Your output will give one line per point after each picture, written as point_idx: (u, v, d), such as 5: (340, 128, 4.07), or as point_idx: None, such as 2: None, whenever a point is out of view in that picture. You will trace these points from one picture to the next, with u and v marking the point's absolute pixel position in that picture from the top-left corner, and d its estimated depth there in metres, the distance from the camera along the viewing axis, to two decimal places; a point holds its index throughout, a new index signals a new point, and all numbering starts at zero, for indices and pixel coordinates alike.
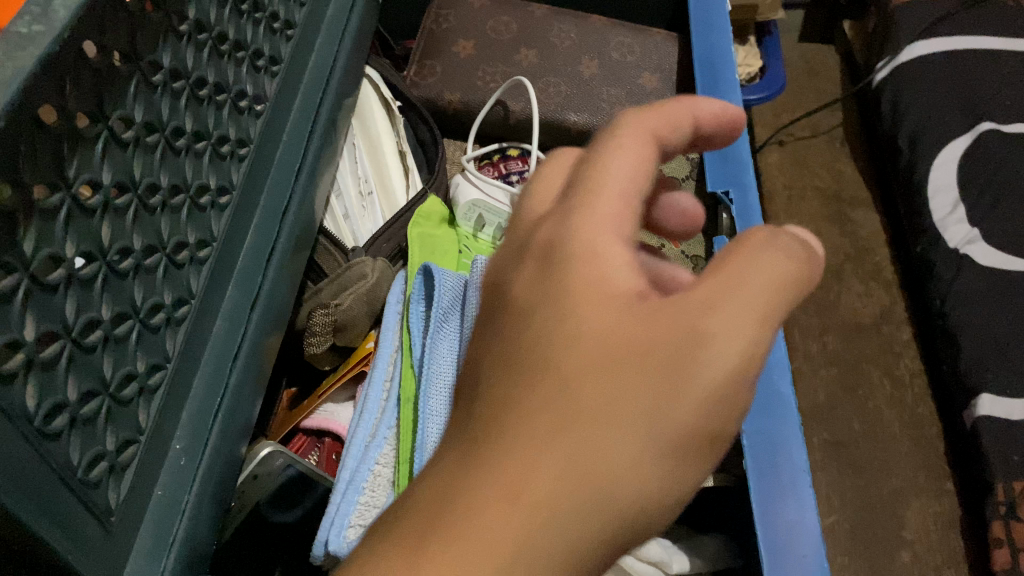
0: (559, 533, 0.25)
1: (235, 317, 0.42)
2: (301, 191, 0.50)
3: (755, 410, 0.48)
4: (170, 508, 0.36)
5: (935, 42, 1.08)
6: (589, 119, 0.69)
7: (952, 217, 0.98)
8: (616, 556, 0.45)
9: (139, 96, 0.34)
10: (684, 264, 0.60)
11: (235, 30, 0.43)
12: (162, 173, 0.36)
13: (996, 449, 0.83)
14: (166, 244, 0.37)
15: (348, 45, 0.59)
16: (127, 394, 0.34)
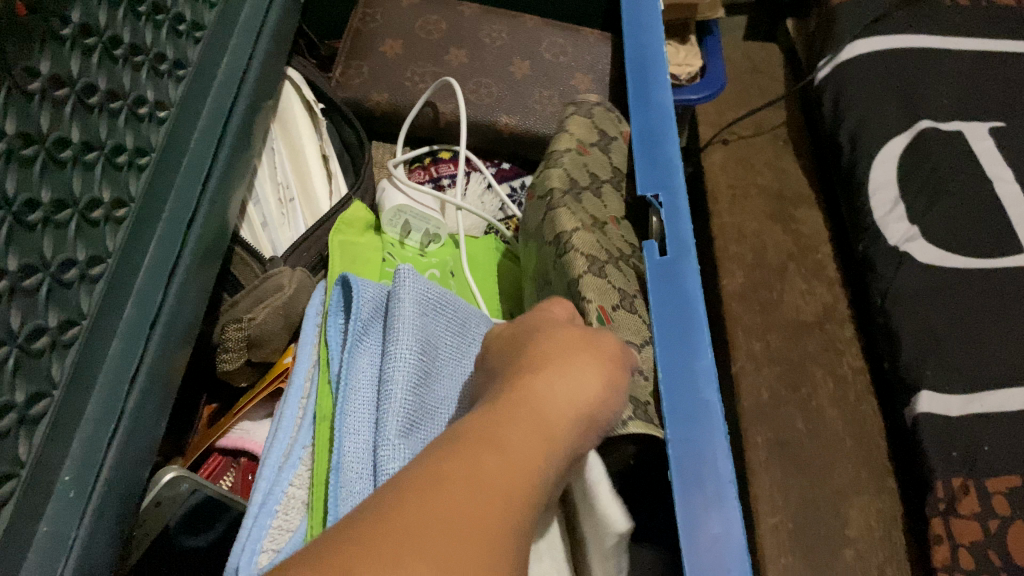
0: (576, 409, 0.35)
1: (133, 337, 0.40)
2: (209, 200, 0.48)
3: (679, 419, 0.47)
4: (56, 544, 0.34)
5: (875, 40, 1.10)
6: (520, 122, 0.68)
7: (893, 215, 0.99)
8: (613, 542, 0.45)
9: (10, 107, 0.32)
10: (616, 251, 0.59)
11: (130, 34, 0.41)
12: (44, 188, 0.34)
13: (935, 446, 0.83)
14: (50, 262, 0.34)
15: (264, 45, 0.56)
16: (2, 426, 0.31)
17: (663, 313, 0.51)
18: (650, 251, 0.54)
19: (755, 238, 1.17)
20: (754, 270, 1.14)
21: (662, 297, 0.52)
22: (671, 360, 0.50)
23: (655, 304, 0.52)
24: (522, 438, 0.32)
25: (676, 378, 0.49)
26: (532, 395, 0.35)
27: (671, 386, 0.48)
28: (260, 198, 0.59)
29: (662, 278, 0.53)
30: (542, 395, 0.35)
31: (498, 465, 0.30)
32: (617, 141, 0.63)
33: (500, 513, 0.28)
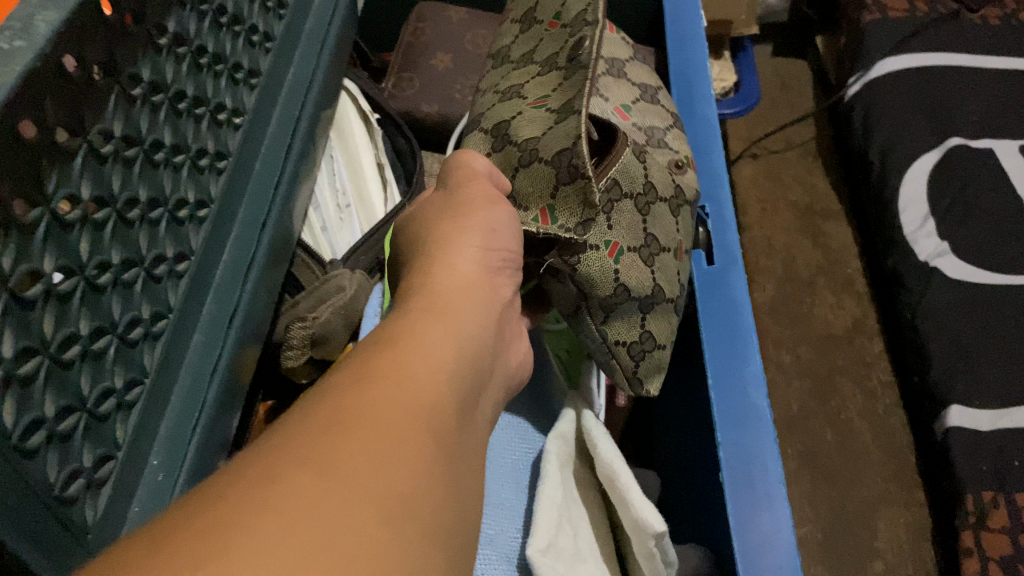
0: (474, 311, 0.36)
1: (213, 330, 0.42)
2: (279, 204, 0.50)
3: (730, 422, 0.51)
4: (146, 525, 0.36)
5: (904, 58, 1.10)
6: None
7: (923, 231, 0.99)
8: (650, 536, 0.45)
9: (118, 111, 0.34)
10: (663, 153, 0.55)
11: (214, 43, 0.43)
12: (141, 187, 0.36)
13: (966, 460, 0.84)
14: (145, 258, 0.36)
15: (326, 57, 0.59)
16: (103, 411, 0.33)
17: (712, 322, 0.55)
18: (697, 261, 0.58)
19: (785, 252, 1.19)
20: (784, 283, 1.15)
21: (709, 304, 0.56)
22: (721, 365, 0.53)
23: (704, 313, 0.55)
24: (428, 354, 0.30)
25: (726, 384, 0.52)
26: (442, 305, 0.35)
27: (721, 392, 0.52)
28: (320, 204, 0.61)
29: (710, 286, 0.56)
30: (438, 310, 0.34)
31: (406, 382, 0.28)
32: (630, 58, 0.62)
33: (427, 415, 0.27)
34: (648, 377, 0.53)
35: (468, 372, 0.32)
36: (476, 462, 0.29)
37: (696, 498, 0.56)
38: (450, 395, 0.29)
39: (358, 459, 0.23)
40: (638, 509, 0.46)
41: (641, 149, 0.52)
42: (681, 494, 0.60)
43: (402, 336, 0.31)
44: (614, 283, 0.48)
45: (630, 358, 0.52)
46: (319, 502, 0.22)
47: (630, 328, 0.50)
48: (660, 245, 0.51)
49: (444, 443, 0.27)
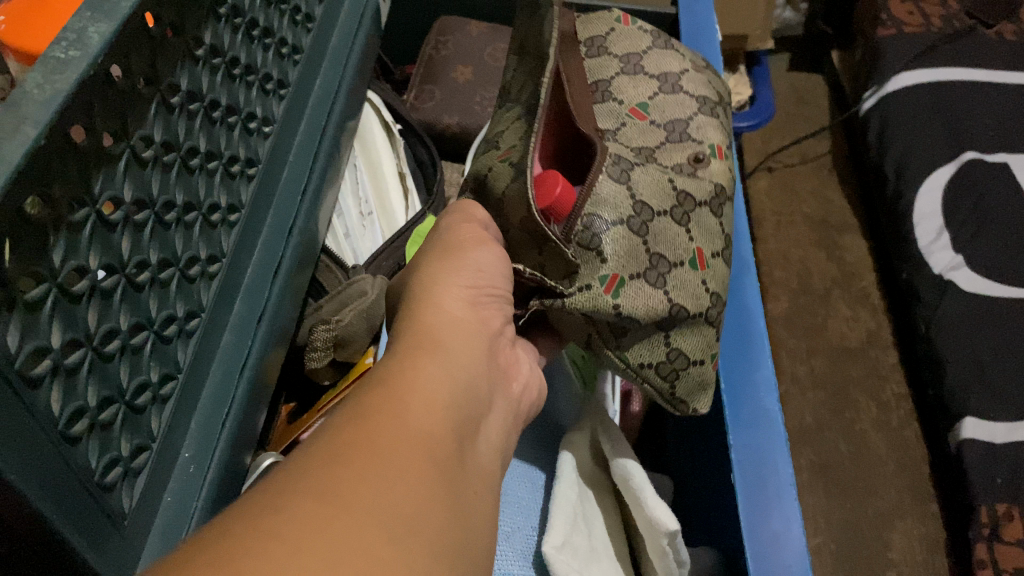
0: (463, 348, 0.39)
1: (243, 330, 0.44)
2: (305, 210, 0.52)
3: (743, 425, 0.52)
4: (178, 515, 0.38)
5: (921, 71, 1.11)
6: None
7: (938, 244, 1.00)
8: (665, 535, 0.47)
9: (158, 118, 0.35)
10: (680, 146, 0.54)
11: (247, 55, 0.44)
12: (178, 191, 0.38)
13: (980, 471, 0.85)
14: (180, 259, 0.38)
15: (351, 69, 0.61)
16: (140, 403, 0.35)
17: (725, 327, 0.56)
18: None
19: (800, 264, 1.19)
20: (799, 295, 1.16)
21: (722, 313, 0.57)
22: (734, 370, 0.54)
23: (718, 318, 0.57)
24: (421, 391, 0.33)
25: (738, 388, 0.54)
26: (435, 345, 0.38)
27: (734, 395, 0.53)
28: (343, 211, 0.63)
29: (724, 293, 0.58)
30: (430, 348, 0.37)
31: (401, 415, 0.31)
32: (651, 49, 0.60)
33: (420, 444, 0.30)
34: (691, 398, 0.49)
35: (460, 407, 0.35)
36: (475, 485, 0.32)
37: (709, 503, 0.57)
38: (443, 425, 0.33)
39: (357, 486, 0.26)
40: (653, 509, 0.47)
41: (627, 167, 0.47)
42: (694, 500, 0.61)
43: (397, 377, 0.34)
44: (616, 314, 0.44)
45: (661, 379, 0.48)
46: (322, 520, 0.24)
47: (655, 350, 0.47)
48: (671, 261, 0.46)
49: (440, 468, 0.30)
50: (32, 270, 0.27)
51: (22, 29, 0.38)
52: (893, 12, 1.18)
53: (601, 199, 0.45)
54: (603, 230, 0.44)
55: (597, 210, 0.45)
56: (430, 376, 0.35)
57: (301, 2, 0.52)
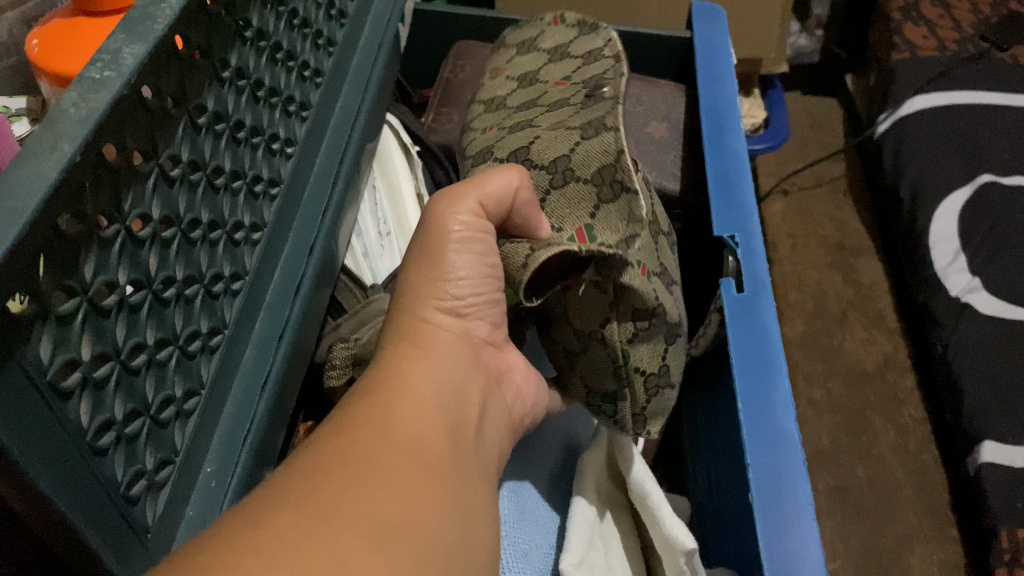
0: (449, 357, 0.39)
1: (264, 346, 0.45)
2: (326, 230, 0.53)
3: (759, 444, 0.52)
4: (198, 526, 0.38)
5: (934, 95, 1.12)
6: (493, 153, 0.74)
7: (954, 266, 1.00)
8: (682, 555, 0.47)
9: (186, 137, 0.36)
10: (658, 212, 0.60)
11: (270, 77, 0.45)
12: (203, 209, 0.38)
13: (1000, 496, 0.84)
14: (205, 275, 0.39)
15: (371, 93, 0.62)
16: (164, 417, 0.35)
17: (742, 348, 0.57)
18: (728, 287, 0.60)
19: (815, 286, 1.20)
20: (815, 317, 1.16)
21: (741, 332, 0.57)
22: (750, 388, 0.55)
23: (734, 338, 0.57)
24: (407, 399, 0.34)
25: (755, 407, 0.54)
26: (420, 352, 0.38)
27: (750, 414, 0.53)
28: (363, 231, 0.64)
29: (741, 312, 0.58)
30: (416, 355, 0.38)
31: (384, 424, 0.32)
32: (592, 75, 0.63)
33: (405, 449, 0.31)
34: (653, 418, 0.52)
35: (449, 411, 0.36)
36: (469, 482, 0.33)
37: (727, 523, 0.57)
38: (429, 430, 0.33)
39: (337, 493, 0.27)
40: (670, 530, 0.48)
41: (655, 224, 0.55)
42: (712, 522, 0.61)
43: (383, 387, 0.35)
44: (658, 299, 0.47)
45: (643, 391, 0.50)
46: (303, 533, 0.25)
47: (653, 355, 0.49)
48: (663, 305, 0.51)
49: (429, 468, 0.31)
50: (63, 284, 0.28)
51: (55, 52, 0.39)
52: (907, 36, 1.19)
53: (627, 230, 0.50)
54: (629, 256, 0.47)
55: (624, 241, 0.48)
56: (416, 385, 0.36)
57: (324, 27, 0.53)
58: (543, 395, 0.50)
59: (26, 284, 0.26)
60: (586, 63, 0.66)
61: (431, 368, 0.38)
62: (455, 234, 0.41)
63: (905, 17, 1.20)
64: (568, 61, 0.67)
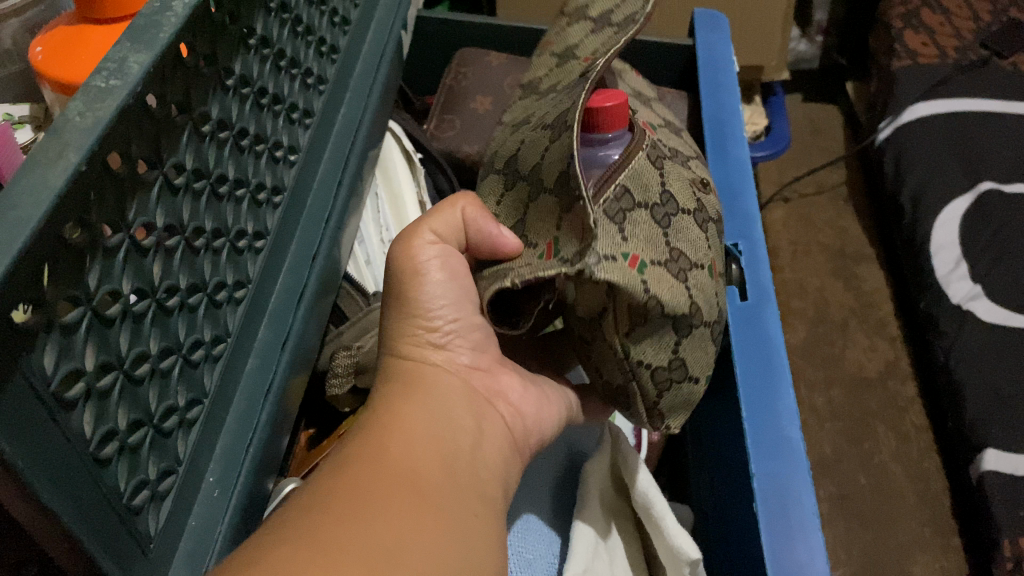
0: (445, 394, 0.41)
1: (267, 355, 0.45)
2: (330, 238, 0.53)
3: (764, 454, 0.52)
4: (203, 537, 0.38)
5: (934, 103, 1.12)
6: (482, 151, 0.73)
7: (955, 274, 1.00)
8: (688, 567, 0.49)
9: (190, 146, 0.36)
10: (678, 179, 0.47)
11: (274, 85, 0.45)
12: (207, 218, 0.38)
13: (1002, 505, 0.83)
14: (208, 284, 0.38)
15: (374, 100, 0.62)
16: (168, 427, 0.35)
17: (745, 356, 0.56)
18: (732, 295, 0.60)
19: (817, 293, 1.20)
20: (816, 325, 1.16)
21: (745, 341, 0.57)
22: (755, 398, 0.55)
23: (739, 347, 0.57)
24: (402, 439, 0.36)
25: (759, 417, 0.54)
26: (418, 393, 0.40)
27: (754, 424, 0.53)
28: (365, 239, 0.64)
29: (745, 320, 0.58)
30: (414, 395, 0.40)
31: (379, 465, 0.34)
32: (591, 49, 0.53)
33: (403, 487, 0.33)
34: (670, 411, 0.47)
35: (447, 445, 0.38)
36: (470, 505, 0.35)
37: (730, 534, 0.57)
38: (426, 466, 0.35)
39: (329, 535, 0.29)
40: (676, 541, 0.49)
41: (659, 204, 0.44)
42: (715, 531, 0.61)
43: (378, 425, 0.37)
44: (645, 297, 0.39)
45: (652, 384, 0.45)
46: (297, 574, 0.27)
47: (660, 351, 0.43)
48: (689, 260, 0.44)
49: (425, 503, 0.33)
50: (67, 293, 0.28)
51: (59, 60, 0.39)
52: (907, 43, 1.19)
53: (607, 220, 0.40)
54: (606, 253, 0.38)
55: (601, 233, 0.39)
56: (412, 425, 0.37)
57: (327, 34, 0.53)
58: (542, 413, 0.48)
59: (31, 294, 0.25)
60: (622, 29, 0.52)
61: (428, 408, 0.39)
62: (425, 262, 0.42)
63: (906, 25, 1.20)
64: (605, 28, 0.54)
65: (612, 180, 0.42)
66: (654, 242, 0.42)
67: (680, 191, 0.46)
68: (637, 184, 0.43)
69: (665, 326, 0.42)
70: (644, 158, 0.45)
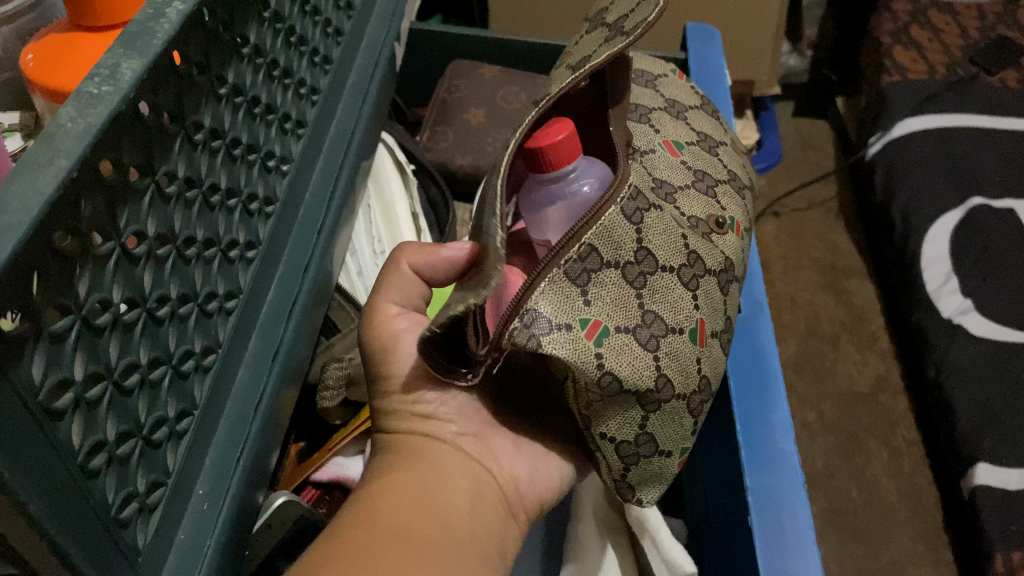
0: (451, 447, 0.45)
1: (257, 367, 0.44)
2: (321, 249, 0.52)
3: (758, 467, 0.52)
4: (192, 551, 0.38)
5: (924, 118, 1.13)
6: (474, 163, 0.74)
7: (946, 288, 1.00)
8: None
9: (182, 154, 0.36)
10: (665, 230, 0.43)
11: (267, 94, 0.45)
12: (199, 227, 0.38)
13: (995, 520, 0.83)
14: (199, 294, 0.38)
15: (367, 112, 0.61)
16: (157, 439, 0.35)
17: (740, 366, 0.57)
18: None
19: (807, 307, 1.20)
20: (808, 339, 1.16)
21: (740, 352, 0.57)
22: (749, 410, 0.55)
23: (733, 358, 0.57)
24: (397, 495, 0.40)
25: (755, 430, 0.54)
26: (421, 451, 0.44)
27: (749, 436, 0.53)
28: (356, 249, 0.63)
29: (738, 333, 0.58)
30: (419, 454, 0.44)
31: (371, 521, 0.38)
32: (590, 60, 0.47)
33: (395, 539, 0.37)
34: (641, 485, 0.45)
35: (446, 498, 0.41)
36: (459, 562, 0.38)
37: (725, 549, 0.56)
38: (421, 519, 0.39)
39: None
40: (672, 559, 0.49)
41: (632, 262, 0.41)
42: (709, 544, 0.60)
43: (377, 485, 0.42)
44: (597, 372, 0.37)
45: (615, 456, 0.43)
46: None
47: (625, 427, 0.42)
48: (666, 325, 0.41)
49: (416, 553, 0.37)
50: (57, 301, 0.27)
51: (51, 68, 0.39)
52: (897, 59, 1.20)
53: (566, 280, 0.38)
54: (558, 320, 0.36)
55: (556, 295, 0.37)
56: (412, 481, 0.42)
57: (320, 45, 0.53)
58: (539, 473, 0.48)
59: (19, 301, 0.25)
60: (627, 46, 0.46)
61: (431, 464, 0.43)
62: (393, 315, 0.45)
63: (895, 41, 1.21)
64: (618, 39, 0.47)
65: (580, 235, 0.39)
66: (622, 307, 0.39)
67: (662, 245, 0.42)
68: (607, 244, 0.39)
69: (628, 407, 0.41)
70: (619, 210, 0.40)
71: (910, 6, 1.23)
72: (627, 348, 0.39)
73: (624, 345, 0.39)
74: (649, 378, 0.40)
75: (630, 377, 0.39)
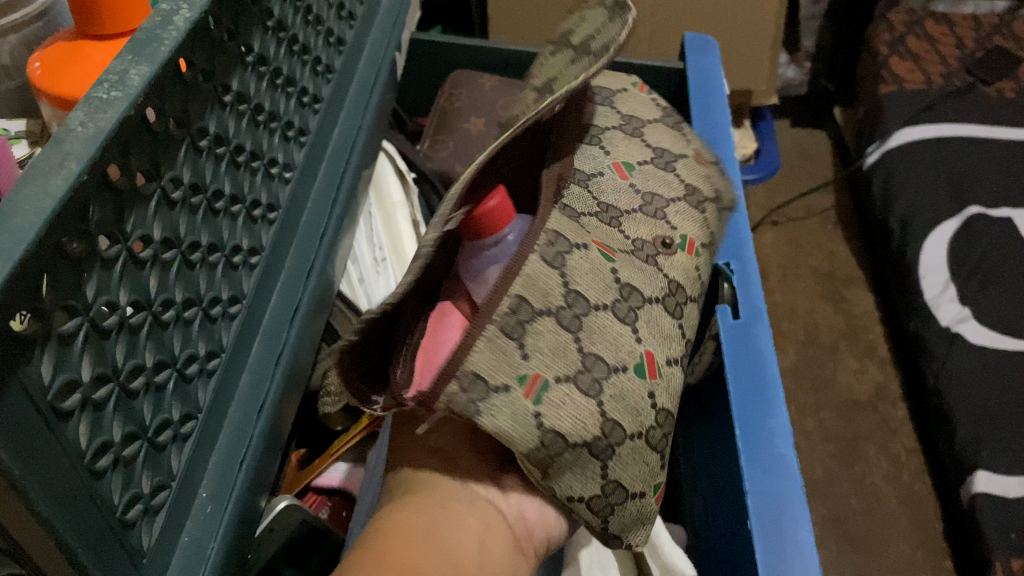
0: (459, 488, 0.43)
1: (260, 372, 0.45)
2: (324, 255, 0.53)
3: (758, 472, 0.52)
4: (195, 555, 0.38)
5: (921, 128, 1.14)
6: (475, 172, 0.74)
7: (944, 296, 1.01)
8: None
9: (187, 159, 0.36)
10: (594, 268, 0.43)
11: (271, 102, 0.45)
12: (204, 232, 0.38)
13: (995, 528, 0.83)
14: (203, 299, 0.38)
15: (369, 119, 0.62)
16: (161, 441, 0.35)
17: (739, 372, 0.57)
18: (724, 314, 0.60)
19: (806, 316, 1.21)
20: (806, 348, 1.17)
21: (739, 358, 0.58)
22: (749, 417, 0.55)
23: (733, 364, 0.57)
24: (401, 537, 0.39)
25: (754, 436, 0.54)
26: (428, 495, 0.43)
27: (749, 442, 0.54)
28: (358, 257, 0.64)
29: (736, 338, 0.59)
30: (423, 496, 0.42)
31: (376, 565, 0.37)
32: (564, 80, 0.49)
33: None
34: (626, 531, 0.44)
35: (456, 538, 0.40)
36: None
37: (724, 555, 0.56)
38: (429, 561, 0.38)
39: None
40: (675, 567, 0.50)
41: (564, 307, 0.40)
42: (709, 550, 0.61)
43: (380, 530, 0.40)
44: (537, 433, 0.37)
45: (593, 514, 0.42)
46: None
47: (589, 484, 0.40)
48: (611, 367, 0.41)
49: None
50: (67, 303, 0.28)
51: (59, 75, 0.40)
52: (894, 69, 1.20)
53: (501, 335, 0.38)
54: (496, 383, 0.37)
55: (488, 350, 0.38)
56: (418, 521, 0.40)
57: (322, 54, 0.53)
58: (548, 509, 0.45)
59: (30, 302, 0.25)
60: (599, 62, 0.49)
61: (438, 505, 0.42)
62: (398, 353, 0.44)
63: (892, 51, 1.22)
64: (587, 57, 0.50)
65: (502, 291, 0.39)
66: (561, 357, 0.39)
67: (592, 284, 0.42)
68: (535, 291, 0.40)
69: (592, 461, 0.40)
70: (538, 257, 0.41)
71: (907, 17, 1.24)
72: (567, 396, 0.39)
73: (563, 394, 0.39)
74: (594, 424, 0.39)
75: (572, 428, 0.38)
